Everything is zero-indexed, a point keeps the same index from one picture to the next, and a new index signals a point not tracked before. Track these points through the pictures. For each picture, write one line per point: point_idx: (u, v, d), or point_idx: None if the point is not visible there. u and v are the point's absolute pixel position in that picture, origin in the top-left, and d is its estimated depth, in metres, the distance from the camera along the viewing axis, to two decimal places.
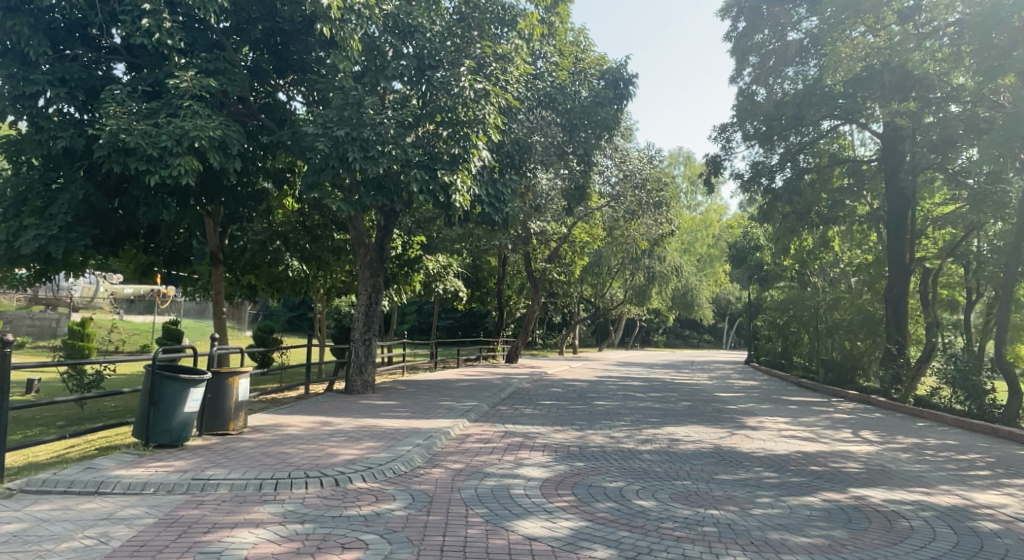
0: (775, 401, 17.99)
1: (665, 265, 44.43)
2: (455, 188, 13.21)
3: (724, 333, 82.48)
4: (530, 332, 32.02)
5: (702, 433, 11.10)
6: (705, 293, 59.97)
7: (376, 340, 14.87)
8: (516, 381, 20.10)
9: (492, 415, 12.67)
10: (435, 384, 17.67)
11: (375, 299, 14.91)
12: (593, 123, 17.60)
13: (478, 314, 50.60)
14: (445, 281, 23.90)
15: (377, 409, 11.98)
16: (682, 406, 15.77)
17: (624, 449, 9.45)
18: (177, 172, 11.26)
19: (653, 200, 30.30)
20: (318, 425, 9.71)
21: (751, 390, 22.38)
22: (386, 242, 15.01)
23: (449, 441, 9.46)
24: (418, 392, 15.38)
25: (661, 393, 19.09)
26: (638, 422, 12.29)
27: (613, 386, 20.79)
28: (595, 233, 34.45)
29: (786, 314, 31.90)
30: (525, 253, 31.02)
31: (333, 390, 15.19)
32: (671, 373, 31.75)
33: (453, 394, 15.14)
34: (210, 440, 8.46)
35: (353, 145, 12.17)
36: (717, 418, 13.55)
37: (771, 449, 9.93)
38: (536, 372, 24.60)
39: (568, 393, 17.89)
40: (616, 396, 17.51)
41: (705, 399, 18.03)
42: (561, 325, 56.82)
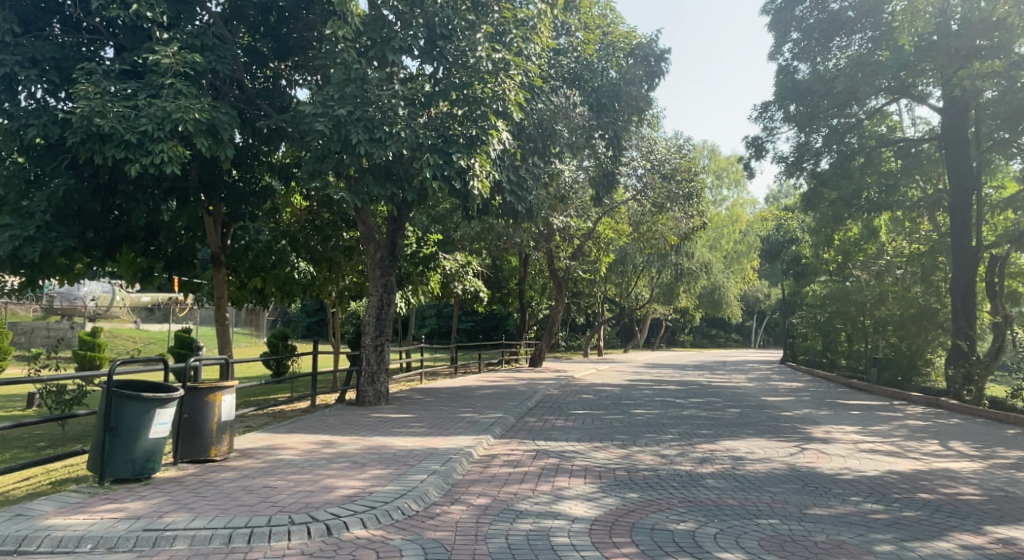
0: (829, 405, 16.33)
1: (693, 262, 42.72)
2: (473, 174, 11.79)
3: (751, 332, 80.34)
4: (555, 334, 30.46)
5: (767, 450, 9.57)
6: (733, 290, 58.07)
7: (388, 346, 13.48)
8: (544, 387, 18.64)
9: (521, 429, 11.18)
10: (456, 393, 16.24)
11: (386, 300, 13.49)
12: (622, 103, 16.15)
13: (500, 316, 49.12)
14: (464, 280, 22.52)
15: (390, 425, 10.54)
16: (730, 413, 14.21)
17: (680, 472, 7.95)
18: (159, 160, 9.76)
19: (684, 192, 28.67)
20: (318, 448, 8.28)
21: (797, 392, 20.64)
22: (397, 237, 13.66)
23: (473, 465, 8.01)
24: (437, 402, 13.92)
25: (702, 398, 17.51)
26: (688, 435, 10.76)
27: (649, 391, 19.21)
28: (622, 228, 32.87)
29: (827, 309, 30.14)
30: (549, 250, 29.53)
31: (343, 402, 13.74)
32: (706, 375, 30.05)
33: (475, 404, 13.66)
34: (184, 470, 7.03)
35: (356, 126, 10.74)
36: (774, 428, 11.99)
37: (855, 470, 8.40)
38: (564, 376, 23.09)
39: (601, 400, 16.35)
40: (655, 402, 15.96)
41: (754, 404, 16.40)
42: (584, 325, 55.16)
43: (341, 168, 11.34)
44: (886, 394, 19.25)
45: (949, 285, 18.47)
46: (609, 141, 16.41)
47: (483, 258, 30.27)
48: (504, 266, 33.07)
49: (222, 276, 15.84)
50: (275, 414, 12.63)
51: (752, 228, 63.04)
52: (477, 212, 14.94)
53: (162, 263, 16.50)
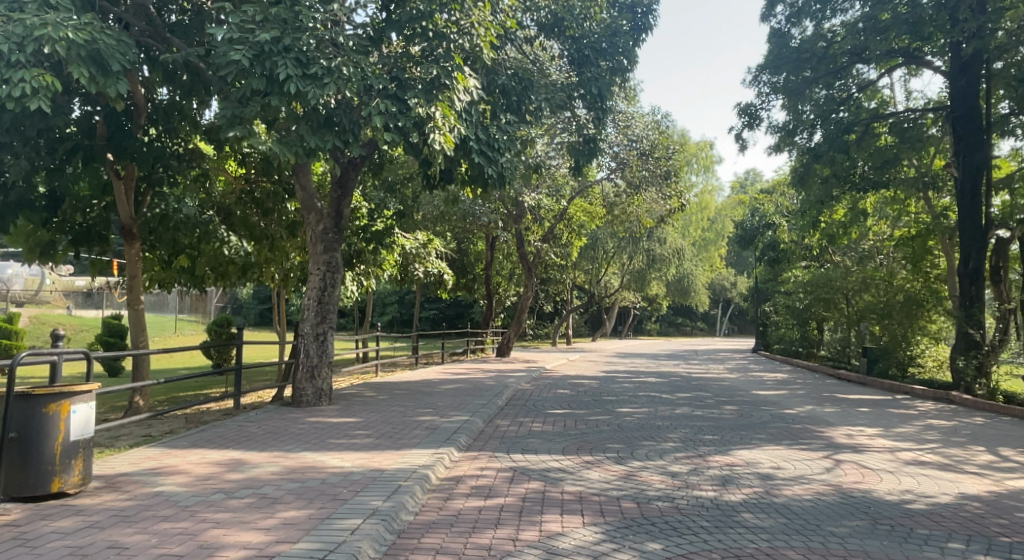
0: (833, 402, 14.59)
1: (666, 248, 41.08)
2: (434, 124, 9.74)
3: (718, 321, 79.47)
4: (524, 322, 28.47)
5: (798, 464, 7.69)
6: (702, 278, 56.74)
7: (332, 334, 11.33)
8: (514, 380, 16.64)
9: (492, 435, 9.17)
10: (414, 388, 14.14)
11: (330, 280, 11.34)
12: (606, 57, 14.13)
13: (465, 304, 47.02)
14: (425, 262, 20.36)
15: (328, 433, 8.43)
16: (729, 412, 12.34)
17: (703, 502, 6.01)
18: (20, 92, 7.51)
19: (663, 170, 26.83)
20: (220, 472, 6.16)
21: (789, 385, 18.97)
22: (343, 206, 11.52)
23: (429, 496, 5.97)
24: (391, 401, 11.82)
25: (689, 393, 15.64)
26: (693, 443, 8.85)
27: (630, 385, 17.32)
28: (595, 210, 31.01)
29: (809, 297, 28.68)
30: (517, 232, 27.49)
31: (280, 399, 11.53)
32: (681, 366, 28.36)
33: (435, 403, 11.57)
34: (10, 514, 4.88)
35: (284, 56, 8.61)
36: (788, 432, 10.14)
37: (920, 493, 6.55)
38: (533, 367, 21.12)
39: (580, 396, 14.39)
40: (641, 399, 14.07)
41: (750, 400, 14.61)
42: (551, 314, 53.31)
43: (269, 114, 9.25)
44: (888, 388, 17.64)
45: (958, 270, 16.87)
46: (590, 101, 14.38)
47: (446, 239, 28.13)
48: (469, 250, 30.96)
49: (137, 251, 13.58)
50: (192, 418, 10.36)
51: (722, 215, 61.81)
52: (438, 176, 12.90)
53: (68, 238, 14.00)
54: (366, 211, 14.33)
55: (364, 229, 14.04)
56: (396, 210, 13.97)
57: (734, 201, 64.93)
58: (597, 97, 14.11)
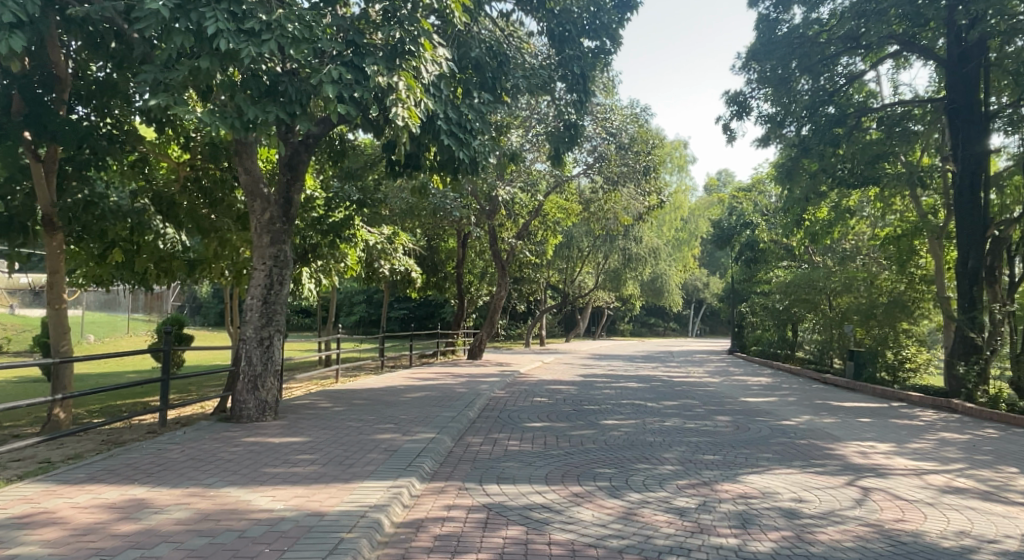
0: (830, 410, 13.54)
1: (642, 247, 40.06)
2: (398, 98, 8.47)
3: (690, 321, 78.96)
4: (496, 323, 27.20)
5: (819, 495, 6.56)
6: (675, 278, 56.02)
7: (279, 339, 9.98)
8: (486, 387, 15.38)
9: (461, 458, 7.90)
10: (376, 397, 12.82)
11: (278, 277, 9.99)
12: (589, 35, 12.92)
13: (435, 303, 45.65)
14: (392, 259, 19.02)
15: (265, 459, 7.13)
16: (722, 425, 11.21)
17: (723, 554, 4.82)
18: None
19: (642, 165, 25.80)
20: (109, 523, 4.86)
21: (776, 391, 17.95)
22: (293, 192, 10.19)
23: (379, 553, 4.69)
24: (347, 414, 10.48)
25: (676, 401, 14.51)
26: (691, 467, 7.69)
27: (611, 392, 16.14)
28: (570, 206, 29.89)
29: (790, 298, 27.83)
30: (490, 228, 26.24)
31: (218, 413, 10.14)
32: (660, 369, 27.33)
33: (398, 417, 10.27)
34: None
35: (217, 10, 7.32)
36: (795, 449, 9.02)
37: (978, 537, 5.42)
38: (506, 372, 19.89)
39: (559, 405, 13.16)
40: (626, 408, 12.91)
41: (743, 410, 13.53)
42: (523, 314, 52.16)
43: (201, 81, 7.94)
44: (881, 394, 16.71)
45: (958, 270, 15.94)
46: (571, 83, 13.15)
47: (415, 234, 26.78)
48: (440, 248, 29.64)
49: (59, 243, 12.01)
50: (111, 437, 8.95)
51: (695, 216, 61.23)
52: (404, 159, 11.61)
53: None
54: (322, 201, 12.99)
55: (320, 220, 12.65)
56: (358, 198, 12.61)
57: (708, 201, 64.42)
58: (580, 78, 12.88)
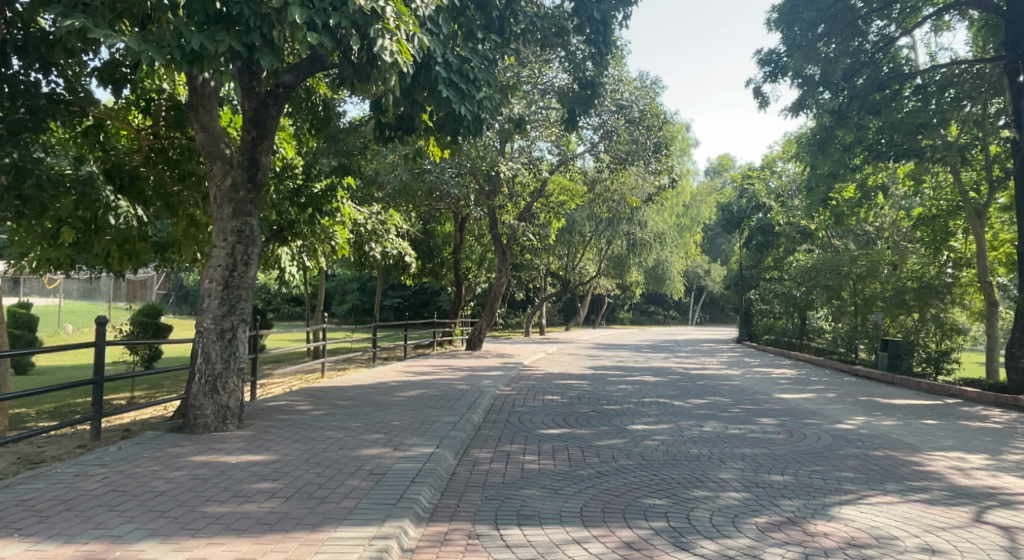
0: (884, 410, 11.84)
1: (647, 232, 38.34)
2: (386, 27, 6.75)
3: (690, 309, 77.40)
4: (496, 311, 25.47)
5: (950, 541, 4.90)
6: (678, 265, 54.38)
7: (245, 331, 8.26)
8: (490, 383, 13.65)
9: (466, 483, 6.21)
10: (364, 397, 11.08)
11: (243, 257, 8.26)
12: None
13: (431, 291, 43.91)
14: (384, 241, 17.24)
15: (211, 490, 5.44)
16: (772, 430, 9.52)
17: None
18: None
19: (653, 141, 24.13)
20: None
21: (808, 385, 16.28)
22: (260, 153, 8.38)
23: None
24: (329, 419, 8.77)
25: (706, 399, 12.82)
26: (762, 495, 6.01)
27: (629, 388, 14.46)
28: (575, 187, 28.18)
29: (808, 283, 26.17)
30: (489, 210, 24.48)
31: (172, 420, 8.42)
32: (671, 359, 25.66)
33: (388, 423, 8.54)
34: None
35: None
36: (876, 465, 7.34)
37: None
38: (510, 365, 18.19)
39: (575, 405, 11.45)
40: (653, 409, 11.20)
41: (785, 409, 11.84)
42: (522, 302, 50.47)
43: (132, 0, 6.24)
44: (929, 390, 15.00)
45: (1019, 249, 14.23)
46: (588, 35, 11.37)
47: (410, 215, 24.98)
48: (436, 231, 27.85)
49: None
50: (33, 453, 7.21)
51: (697, 201, 59.58)
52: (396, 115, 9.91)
53: None
54: (301, 170, 11.24)
55: (297, 192, 10.93)
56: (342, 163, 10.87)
57: (710, 186, 62.77)
58: (600, 26, 11.11)
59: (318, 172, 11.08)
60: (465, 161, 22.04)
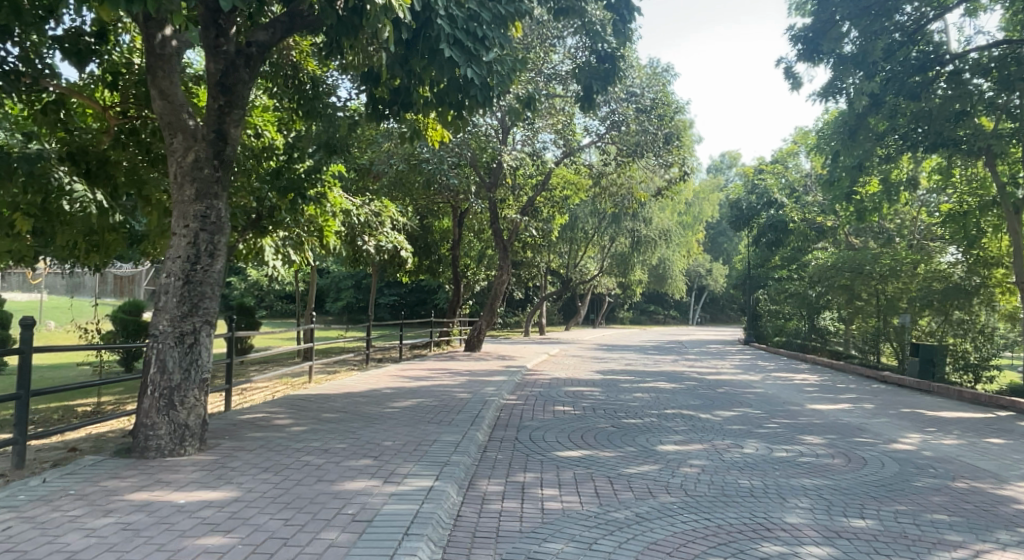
0: (937, 425, 10.57)
1: (652, 229, 37.13)
2: None
3: (691, 309, 76.13)
4: (497, 310, 24.16)
5: None
6: (681, 263, 53.12)
7: (209, 335, 6.96)
8: (493, 391, 12.37)
9: (474, 533, 4.96)
10: (353, 407, 9.81)
11: (208, 247, 6.96)
12: None
13: (429, 289, 42.62)
14: (378, 235, 15.91)
15: (145, 548, 4.18)
16: (822, 452, 8.27)
17: None
18: None
19: (664, 132, 22.89)
20: None
21: (838, 393, 15.00)
22: (229, 124, 7.07)
23: None
24: (310, 439, 7.48)
25: (734, 411, 11.54)
26: (850, 551, 4.75)
27: (647, 396, 13.18)
28: (580, 179, 26.97)
29: (824, 282, 24.93)
30: (491, 202, 23.21)
31: (123, 440, 7.11)
32: (680, 362, 24.39)
33: (377, 445, 7.27)
34: None
35: None
36: (967, 504, 6.08)
37: None
38: (512, 368, 16.93)
39: (592, 418, 10.17)
40: (679, 424, 9.92)
41: (825, 424, 10.56)
42: (521, 300, 49.24)
43: None
44: (970, 400, 13.73)
45: None
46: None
47: (407, 207, 23.68)
48: (435, 226, 26.57)
49: None
50: None
51: (700, 198, 58.30)
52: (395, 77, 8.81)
53: None
54: (284, 147, 9.99)
55: (276, 175, 9.67)
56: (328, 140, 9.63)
57: (713, 184, 61.55)
58: None
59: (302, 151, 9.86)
60: (466, 150, 20.81)
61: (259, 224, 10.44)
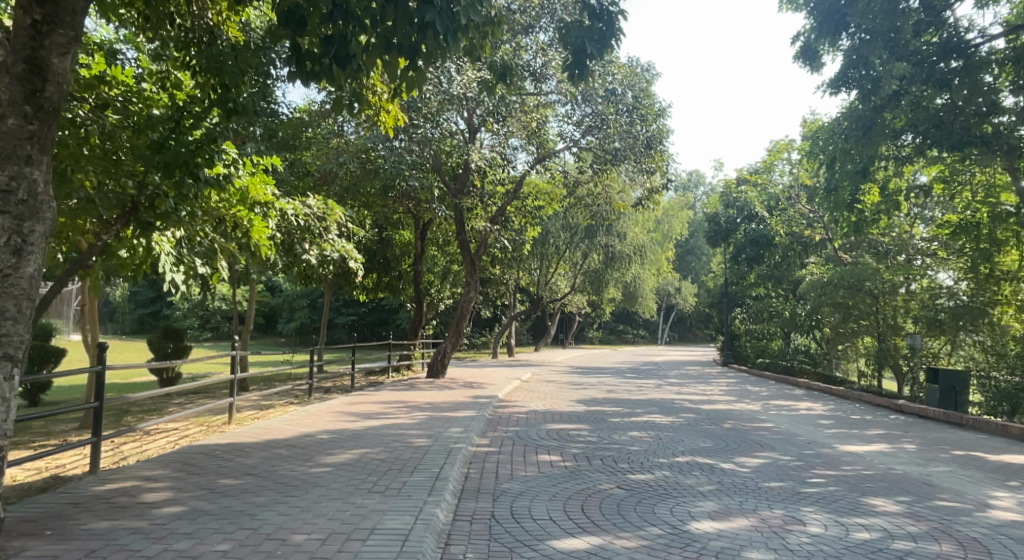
0: (1019, 476, 8.39)
1: (626, 244, 35.10)
2: None
3: (660, 329, 74.28)
4: (462, 331, 21.63)
5: None
6: (652, 282, 51.21)
7: (8, 377, 4.46)
8: (458, 434, 9.93)
9: None
10: (268, 467, 7.29)
11: (11, 239, 4.47)
12: None
13: (389, 308, 39.92)
14: (322, 242, 13.29)
15: None
16: (911, 527, 6.03)
17: None
18: None
19: (645, 135, 20.76)
20: None
21: (863, 428, 12.80)
22: (49, 51, 4.66)
23: None
24: (182, 533, 4.99)
25: (758, 458, 9.26)
26: None
27: (644, 437, 10.82)
28: (553, 189, 24.73)
29: (816, 300, 22.98)
30: (454, 211, 20.79)
31: None
32: (664, 388, 22.12)
33: (284, 542, 4.81)
34: None
35: None
36: None
37: None
38: (480, 400, 14.47)
39: (586, 476, 7.79)
40: (699, 482, 7.61)
41: (880, 476, 8.32)
42: (487, 320, 46.77)
43: None
44: (1020, 438, 11.61)
45: None
46: None
47: (361, 216, 21.15)
48: (393, 239, 24.05)
49: None
50: None
51: (670, 215, 56.57)
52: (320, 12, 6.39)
53: None
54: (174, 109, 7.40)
55: (154, 145, 7.02)
56: (216, 86, 7.35)
57: (683, 202, 59.90)
58: None
59: (192, 117, 7.10)
60: (426, 151, 18.50)
61: (135, 218, 7.54)
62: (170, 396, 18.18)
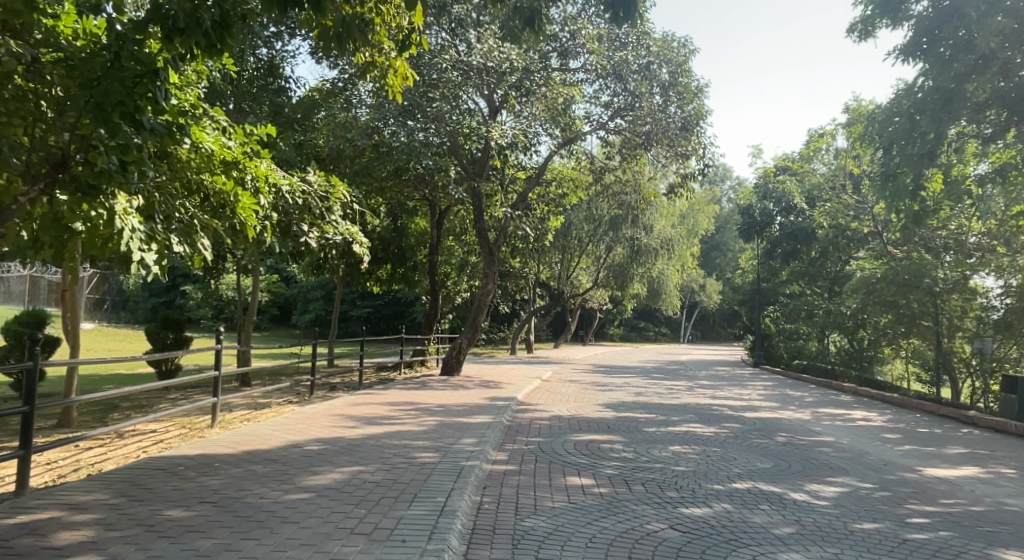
0: None
1: (653, 236, 33.36)
2: None
3: (682, 327, 72.34)
4: (481, 326, 20.11)
5: None
6: (677, 278, 49.44)
7: None
8: (472, 447, 8.44)
9: None
10: (232, 491, 5.85)
11: None
12: None
13: (406, 300, 38.54)
14: (325, 225, 11.83)
15: None
16: None
17: None
18: None
19: (681, 116, 19.10)
20: None
21: (940, 445, 11.13)
22: None
23: None
24: None
25: (832, 484, 7.67)
26: None
27: (689, 453, 9.25)
28: (578, 175, 23.20)
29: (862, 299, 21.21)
30: (473, 196, 19.27)
31: None
32: (696, 390, 20.49)
33: None
34: None
35: None
36: None
37: None
38: (498, 403, 12.96)
39: (627, 509, 6.26)
40: (771, 522, 6.05)
41: (996, 515, 6.69)
42: (506, 314, 45.42)
43: None
44: None
45: None
46: None
47: (374, 200, 19.68)
48: (409, 226, 22.61)
49: None
50: None
51: (696, 210, 54.66)
52: None
53: None
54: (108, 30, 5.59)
55: (85, 79, 5.18)
56: None
57: (710, 196, 57.97)
58: None
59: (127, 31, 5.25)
60: (443, 131, 17.00)
61: (70, 179, 5.64)
62: (166, 390, 16.87)
